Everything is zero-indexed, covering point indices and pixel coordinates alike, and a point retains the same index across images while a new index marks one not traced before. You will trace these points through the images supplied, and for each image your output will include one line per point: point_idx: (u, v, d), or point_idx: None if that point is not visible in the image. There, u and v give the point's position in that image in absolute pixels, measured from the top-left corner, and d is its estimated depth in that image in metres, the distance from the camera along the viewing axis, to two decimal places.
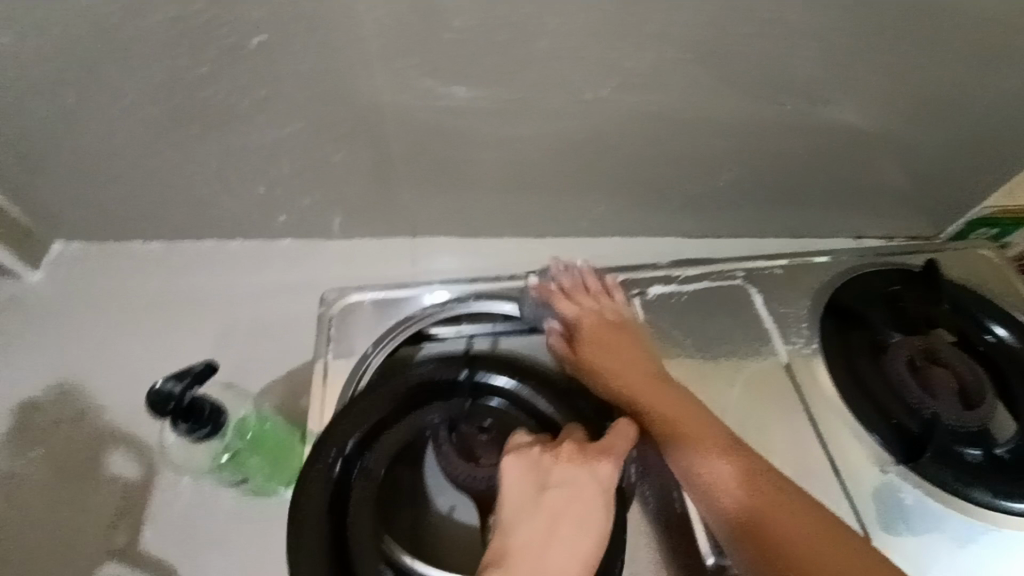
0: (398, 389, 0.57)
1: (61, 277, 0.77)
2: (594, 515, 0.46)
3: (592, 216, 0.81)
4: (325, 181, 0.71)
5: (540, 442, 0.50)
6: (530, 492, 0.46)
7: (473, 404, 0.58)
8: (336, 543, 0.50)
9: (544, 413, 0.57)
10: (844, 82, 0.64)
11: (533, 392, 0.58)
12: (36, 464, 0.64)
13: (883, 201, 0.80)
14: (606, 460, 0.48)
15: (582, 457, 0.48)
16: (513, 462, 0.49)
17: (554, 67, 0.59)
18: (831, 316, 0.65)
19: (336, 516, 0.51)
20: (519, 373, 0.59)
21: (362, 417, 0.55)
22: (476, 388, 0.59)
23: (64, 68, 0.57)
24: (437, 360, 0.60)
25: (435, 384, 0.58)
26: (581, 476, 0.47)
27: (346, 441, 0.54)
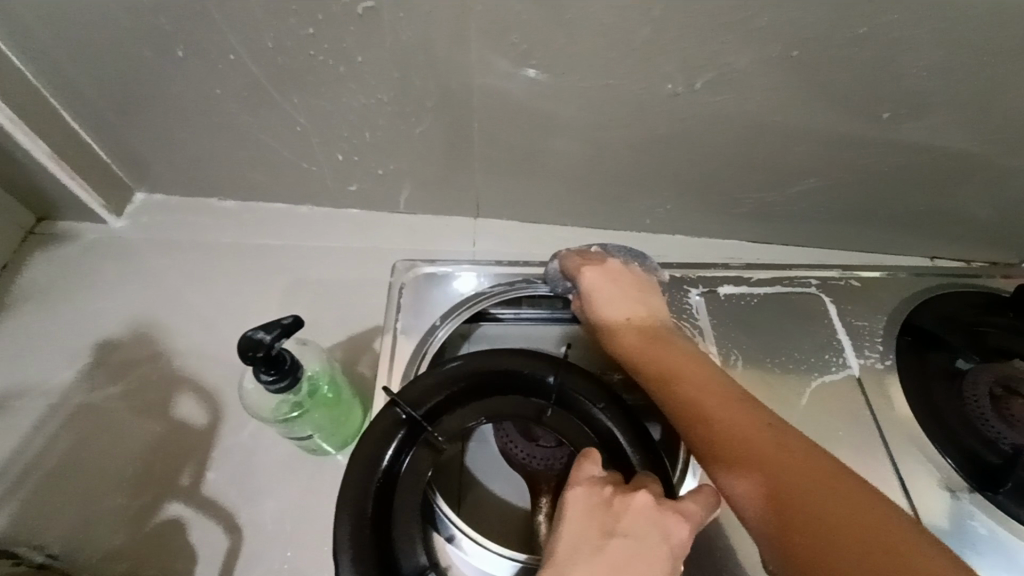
0: (471, 377, 0.55)
1: (142, 225, 0.81)
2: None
3: (657, 214, 0.80)
4: (401, 152, 0.72)
5: (613, 482, 0.45)
6: (595, 534, 0.40)
7: (554, 413, 0.54)
8: (376, 528, 0.47)
9: (618, 443, 0.52)
10: (966, 98, 0.59)
11: (612, 420, 0.53)
12: (110, 398, 0.67)
13: (968, 225, 0.77)
14: (684, 519, 0.42)
15: (660, 509, 0.42)
16: (576, 490, 0.44)
17: (654, 56, 0.58)
18: (910, 334, 0.62)
19: (380, 498, 0.49)
20: (602, 398, 0.54)
21: (438, 390, 0.54)
22: (558, 396, 0.55)
23: (174, 20, 0.58)
24: (530, 353, 0.57)
25: (519, 379, 0.56)
26: (654, 529, 0.41)
27: (421, 404, 0.53)
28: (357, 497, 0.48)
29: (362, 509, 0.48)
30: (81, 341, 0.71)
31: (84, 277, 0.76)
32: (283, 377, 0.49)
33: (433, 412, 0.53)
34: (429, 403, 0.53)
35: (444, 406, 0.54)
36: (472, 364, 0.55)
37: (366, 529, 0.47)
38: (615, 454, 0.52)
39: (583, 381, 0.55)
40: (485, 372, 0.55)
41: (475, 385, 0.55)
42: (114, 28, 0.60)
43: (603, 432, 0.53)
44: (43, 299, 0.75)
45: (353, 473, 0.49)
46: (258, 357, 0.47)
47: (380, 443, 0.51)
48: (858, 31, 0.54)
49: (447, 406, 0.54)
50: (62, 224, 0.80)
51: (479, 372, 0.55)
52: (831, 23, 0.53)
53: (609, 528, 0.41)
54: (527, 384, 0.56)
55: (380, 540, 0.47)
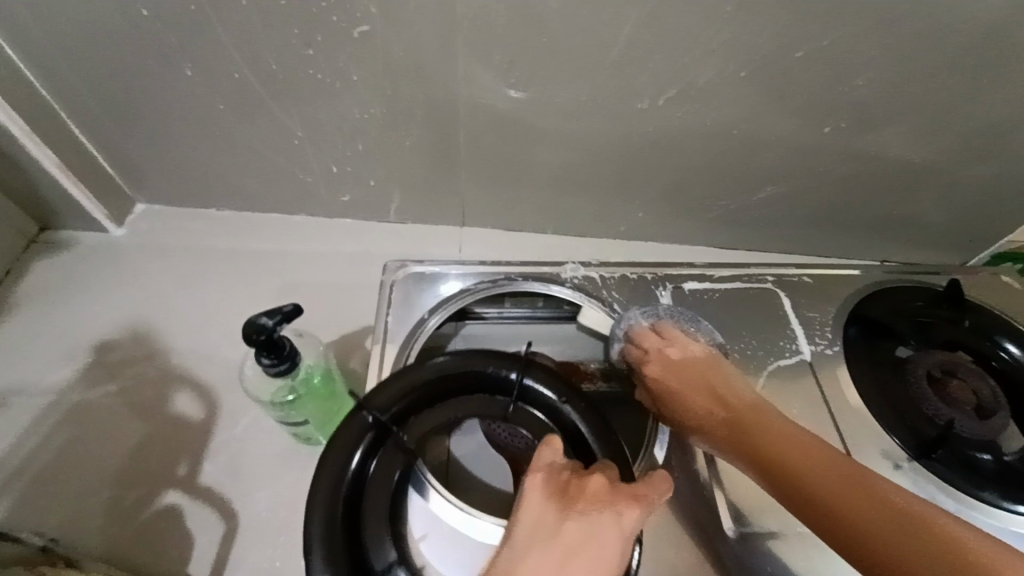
0: (437, 377, 0.58)
1: (141, 233, 0.84)
2: (609, 557, 0.43)
3: (631, 221, 0.86)
4: (393, 162, 0.78)
5: (571, 469, 0.48)
6: (548, 520, 0.44)
7: (517, 408, 0.58)
8: (347, 535, 0.50)
9: (583, 436, 0.56)
10: (895, 111, 0.68)
11: (578, 416, 0.56)
12: (109, 395, 0.70)
13: (913, 229, 0.84)
14: (638, 502, 0.46)
15: (613, 494, 0.46)
16: (536, 477, 0.47)
17: (622, 73, 0.65)
18: (857, 325, 0.68)
19: (351, 500, 0.52)
20: (567, 395, 0.57)
21: (403, 391, 0.56)
22: (522, 392, 0.58)
23: (185, 39, 0.64)
24: (492, 353, 0.60)
25: (484, 377, 0.59)
26: (606, 513, 0.45)
27: (388, 406, 0.55)
28: (327, 507, 0.50)
29: (335, 516, 0.50)
30: (80, 342, 0.74)
31: (84, 282, 0.79)
32: (282, 361, 0.53)
33: (400, 412, 0.56)
34: (396, 407, 0.56)
35: (412, 408, 0.57)
36: (436, 365, 0.58)
37: (337, 536, 0.50)
38: (580, 447, 0.56)
39: (545, 377, 0.58)
40: (451, 372, 0.58)
41: (441, 384, 0.58)
42: (128, 46, 0.65)
43: (568, 425, 0.57)
44: (42, 303, 0.77)
45: (325, 479, 0.51)
46: (261, 340, 0.51)
47: (347, 452, 0.52)
48: (796, 53, 0.62)
49: (415, 408, 0.57)
50: (62, 233, 0.84)
51: (444, 373, 0.58)
52: (772, 46, 0.61)
53: (562, 513, 0.45)
54: (494, 382, 0.59)
55: (352, 539, 0.51)
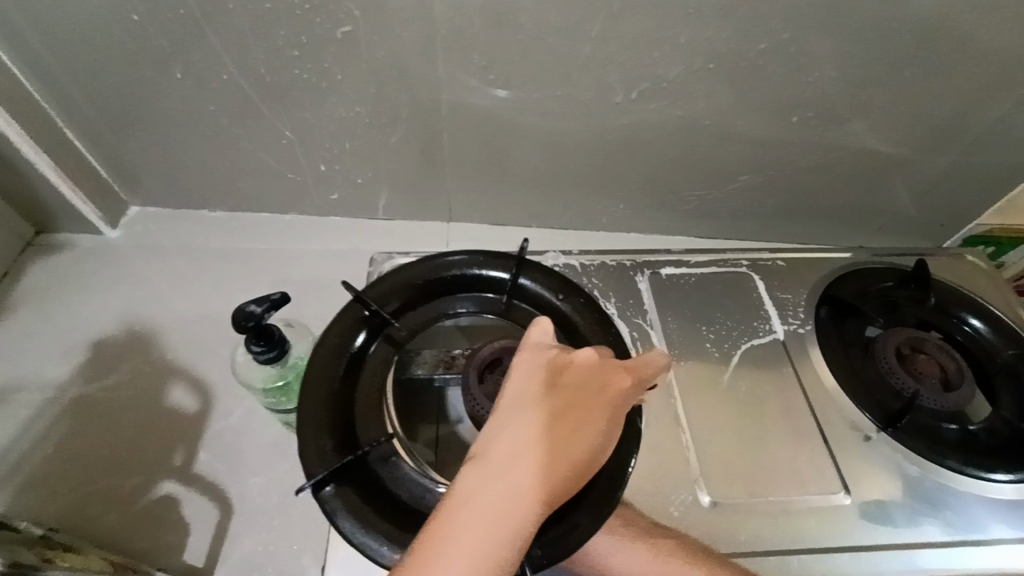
0: (433, 278, 0.64)
1: (135, 235, 0.86)
2: (595, 421, 0.48)
3: (612, 214, 0.88)
4: (379, 160, 0.80)
5: (558, 347, 0.53)
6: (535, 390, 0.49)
7: (512, 304, 0.64)
8: (339, 405, 0.57)
9: (572, 325, 0.62)
10: (858, 100, 0.70)
11: (570, 308, 0.63)
12: (106, 390, 0.72)
13: (885, 215, 0.87)
14: (627, 376, 0.51)
15: (600, 365, 0.51)
16: (526, 354, 0.52)
17: (596, 69, 0.67)
18: (828, 305, 0.70)
19: (345, 380, 0.58)
20: (564, 292, 0.64)
21: (399, 288, 0.63)
22: (516, 290, 0.64)
23: (175, 43, 0.66)
24: (491, 255, 0.66)
25: (480, 280, 0.65)
26: (591, 383, 0.50)
27: (386, 301, 0.63)
28: (322, 383, 0.57)
29: (328, 391, 0.56)
30: (77, 340, 0.76)
31: (79, 282, 0.81)
32: (270, 348, 0.55)
33: (399, 308, 0.63)
34: (392, 303, 0.63)
35: (406, 305, 0.64)
36: (434, 265, 0.65)
37: (329, 410, 0.56)
38: (576, 337, 0.62)
39: (538, 276, 0.65)
40: (447, 276, 0.65)
41: (438, 285, 0.65)
42: (121, 51, 0.67)
43: (562, 318, 0.63)
44: (38, 304, 0.79)
45: (326, 347, 0.59)
46: (250, 326, 0.53)
47: (347, 334, 0.60)
48: (761, 45, 0.64)
49: (409, 306, 0.64)
50: (58, 236, 0.86)
51: (439, 274, 0.64)
52: (739, 39, 0.64)
53: (553, 381, 0.49)
54: (490, 282, 0.65)
55: (342, 418, 0.56)
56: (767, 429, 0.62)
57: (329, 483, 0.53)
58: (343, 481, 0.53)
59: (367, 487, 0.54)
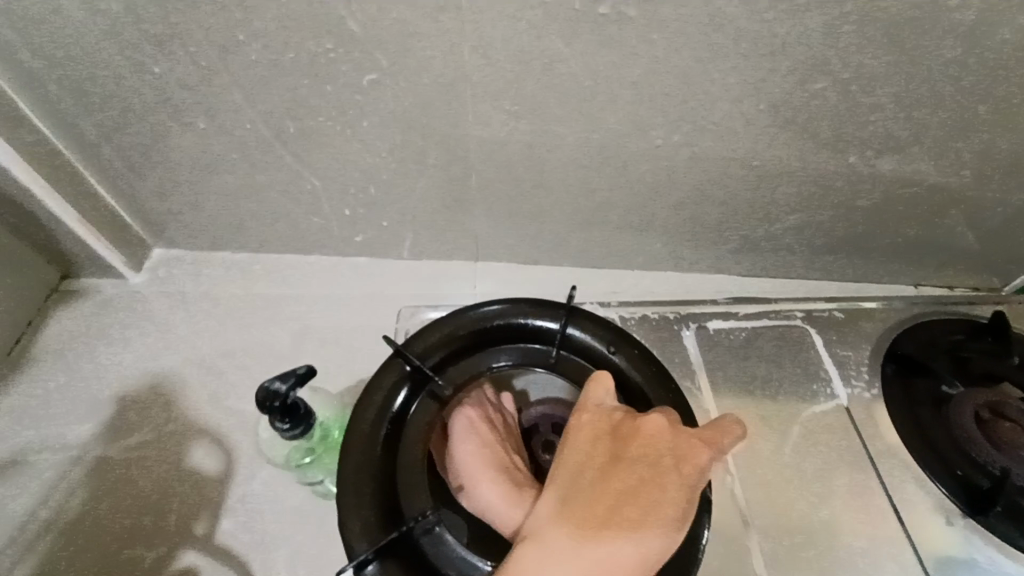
0: (477, 329, 0.61)
1: (159, 280, 0.84)
2: (668, 500, 0.45)
3: (649, 253, 0.83)
4: (404, 203, 0.77)
5: (622, 411, 0.51)
6: (599, 463, 0.47)
7: (563, 357, 0.60)
8: (382, 474, 0.54)
9: (636, 383, 0.58)
10: (921, 137, 0.65)
11: (627, 362, 0.59)
12: (129, 450, 0.70)
13: (946, 254, 0.80)
14: (702, 448, 0.48)
15: (672, 434, 0.48)
16: (588, 416, 0.50)
17: (635, 111, 0.63)
18: (894, 363, 0.65)
19: (387, 446, 0.55)
20: (616, 344, 0.60)
21: (442, 341, 0.60)
22: (567, 341, 0.60)
23: (198, 93, 0.64)
24: (539, 302, 0.62)
25: (528, 330, 0.61)
26: (664, 455, 0.47)
27: (429, 356, 0.59)
28: (362, 450, 0.54)
29: (370, 459, 0.54)
30: (101, 395, 0.74)
31: (103, 331, 0.80)
32: (296, 424, 0.54)
33: (442, 363, 0.59)
34: (434, 357, 0.59)
35: (449, 359, 0.60)
36: (477, 315, 0.61)
37: (371, 479, 0.54)
38: (633, 394, 0.58)
39: (590, 326, 0.61)
40: (494, 326, 0.61)
41: (482, 336, 0.61)
42: (145, 102, 0.66)
43: (614, 371, 0.59)
44: (63, 357, 0.78)
45: (368, 411, 0.56)
46: (275, 406, 0.52)
47: (387, 394, 0.57)
48: (816, 86, 0.60)
49: (452, 359, 0.60)
50: (82, 282, 0.84)
51: (482, 325, 0.61)
52: (790, 79, 0.59)
53: (617, 451, 0.48)
54: (536, 333, 0.61)
55: (385, 489, 0.54)
56: (833, 506, 0.58)
57: (373, 561, 0.51)
58: (387, 558, 0.51)
59: (413, 564, 0.52)
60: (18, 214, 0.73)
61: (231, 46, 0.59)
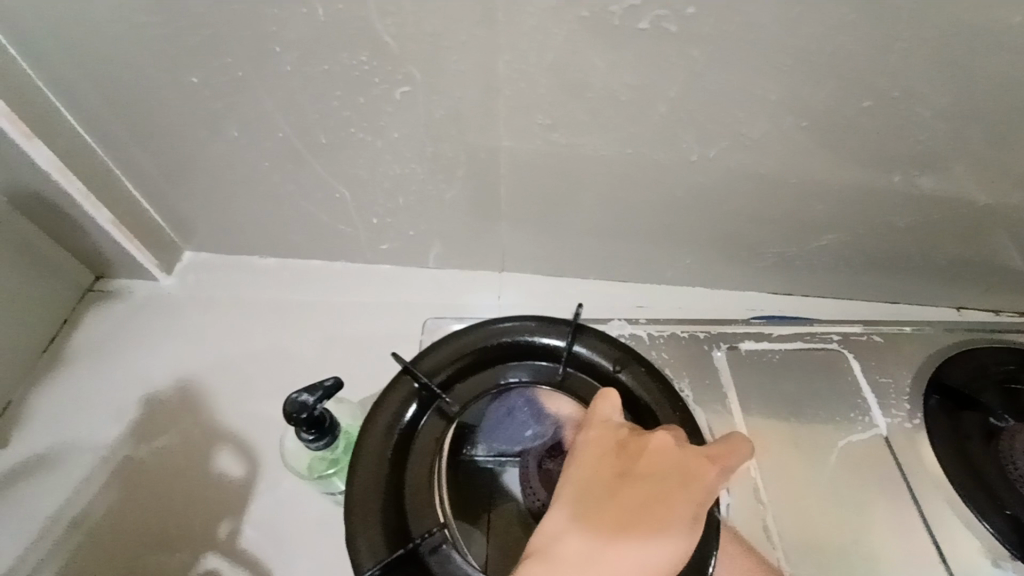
0: (484, 347, 0.60)
1: (188, 283, 0.86)
2: (677, 519, 0.44)
3: (678, 267, 0.81)
4: (431, 213, 0.76)
5: (628, 427, 0.50)
6: (606, 482, 0.46)
7: (569, 374, 0.59)
8: (390, 491, 0.53)
9: (646, 403, 0.57)
10: (973, 157, 0.62)
11: (633, 380, 0.58)
12: (157, 451, 0.71)
13: (993, 276, 0.77)
14: (712, 466, 0.46)
15: (680, 452, 0.47)
16: (593, 433, 0.49)
17: (670, 127, 0.62)
18: (938, 394, 0.62)
19: (396, 462, 0.55)
20: (622, 362, 0.59)
21: (449, 358, 0.59)
22: (573, 359, 0.60)
23: (233, 104, 0.65)
24: (545, 320, 0.62)
25: (535, 348, 0.61)
26: (672, 473, 0.46)
27: (436, 372, 0.59)
28: (372, 466, 0.54)
29: (379, 474, 0.53)
30: (130, 395, 0.76)
31: (135, 332, 0.81)
32: (322, 435, 0.54)
33: (450, 380, 0.59)
34: (442, 374, 0.59)
35: (457, 376, 0.59)
36: (485, 332, 0.61)
37: (380, 495, 0.53)
38: (641, 411, 0.57)
39: (597, 344, 0.60)
40: (502, 344, 0.60)
41: (490, 353, 0.60)
42: (181, 111, 0.67)
43: (622, 390, 0.58)
44: (96, 356, 0.79)
45: (377, 428, 0.55)
46: (303, 417, 0.52)
47: (397, 410, 0.57)
48: (861, 103, 0.58)
49: (460, 375, 0.59)
50: (115, 283, 0.86)
51: (490, 342, 0.60)
52: (833, 98, 0.57)
53: (624, 469, 0.46)
54: (544, 350, 0.60)
55: (392, 505, 0.53)
56: (869, 542, 0.55)
57: None
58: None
59: None
60: (59, 218, 0.76)
61: (266, 58, 0.60)
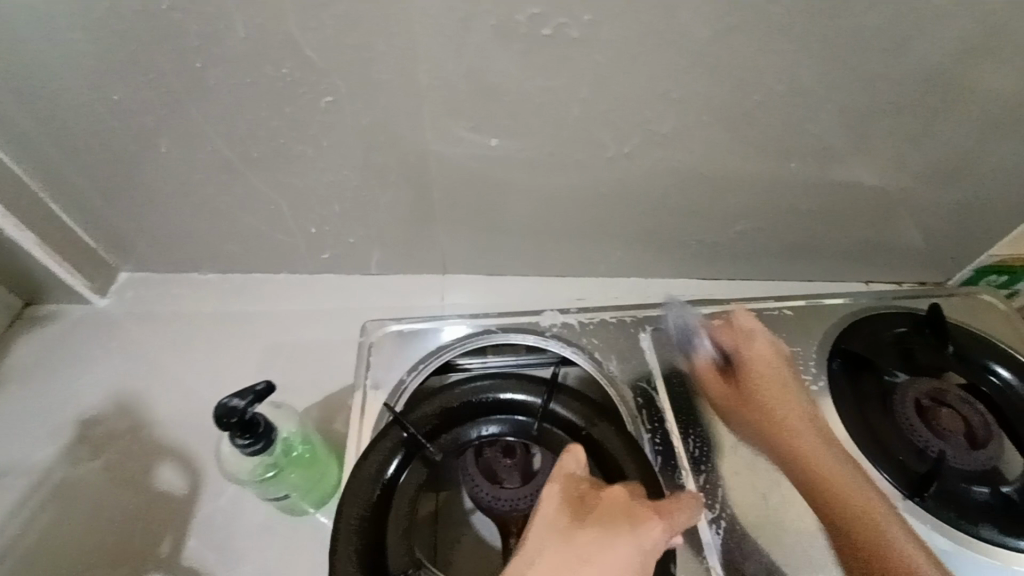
0: (467, 400, 0.61)
1: (125, 302, 0.84)
2: (622, 569, 0.47)
3: (611, 259, 0.86)
4: (369, 219, 0.78)
5: (590, 482, 0.52)
6: (561, 534, 0.48)
7: (545, 429, 0.61)
8: (371, 533, 0.54)
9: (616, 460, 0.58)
10: (857, 143, 0.69)
11: (605, 437, 0.59)
12: (93, 473, 0.69)
13: (892, 254, 0.84)
14: (659, 519, 0.50)
15: (630, 507, 0.50)
16: (554, 486, 0.51)
17: (586, 125, 0.66)
18: (840, 358, 0.69)
19: (378, 508, 0.55)
20: (592, 419, 0.60)
21: (437, 411, 0.60)
22: (549, 416, 0.61)
23: (161, 119, 0.65)
24: (525, 378, 0.63)
25: (514, 405, 0.62)
26: (621, 528, 0.49)
27: (423, 424, 0.60)
28: (359, 507, 0.55)
29: (360, 518, 0.54)
30: (64, 419, 0.74)
31: (68, 355, 0.79)
32: (256, 440, 0.55)
33: (434, 432, 0.60)
34: (427, 425, 0.60)
35: (441, 428, 0.60)
36: (471, 387, 0.62)
37: (365, 534, 0.54)
38: (609, 468, 0.58)
39: (574, 403, 0.61)
40: (483, 397, 0.61)
41: (473, 408, 0.61)
42: (106, 127, 0.67)
43: (591, 446, 0.60)
44: (26, 381, 0.77)
45: (363, 476, 0.56)
46: (233, 421, 0.53)
47: (383, 459, 0.58)
48: (753, 97, 0.63)
49: (444, 427, 0.60)
50: (47, 307, 0.84)
51: (473, 397, 0.61)
52: (728, 94, 0.63)
53: (579, 519, 0.49)
54: (521, 406, 0.62)
55: (370, 546, 0.54)
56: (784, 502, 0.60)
57: None
58: None
59: None
60: None
61: (190, 73, 0.61)
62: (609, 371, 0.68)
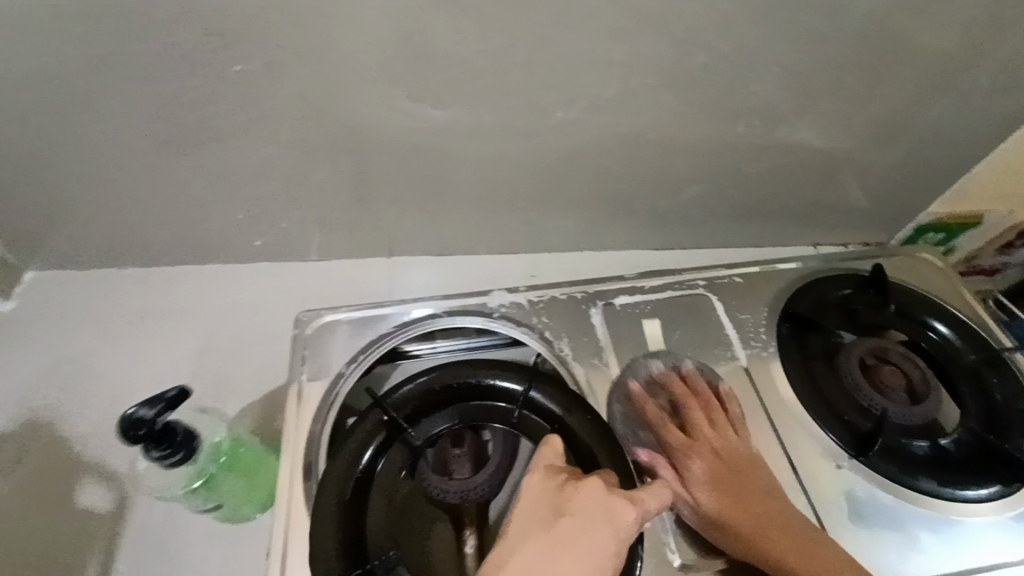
0: (445, 385, 0.58)
1: (33, 305, 0.76)
2: (595, 556, 0.45)
3: (564, 232, 0.83)
4: (304, 200, 0.72)
5: (570, 472, 0.51)
6: (535, 522, 0.47)
7: (522, 415, 0.58)
8: (348, 520, 0.52)
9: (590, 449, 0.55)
10: (804, 104, 0.68)
11: (579, 428, 0.56)
12: (3, 496, 0.63)
13: (838, 215, 0.85)
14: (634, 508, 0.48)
15: (607, 494, 0.48)
16: (531, 476, 0.50)
17: (528, 92, 0.62)
18: (788, 322, 0.69)
19: (358, 492, 0.54)
20: (568, 407, 0.57)
21: (419, 394, 0.58)
22: (528, 403, 0.58)
23: (45, 97, 0.57)
24: (503, 365, 0.59)
25: (491, 391, 0.59)
26: (597, 515, 0.47)
27: (404, 406, 0.57)
28: (338, 489, 0.53)
29: (338, 502, 0.52)
30: None
31: None
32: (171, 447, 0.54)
33: (414, 414, 0.57)
34: (410, 407, 0.57)
35: (423, 411, 0.58)
36: (454, 369, 0.59)
37: (344, 519, 0.52)
38: (583, 455, 0.56)
39: (556, 391, 0.58)
40: (461, 380, 0.58)
41: (455, 391, 0.58)
42: None
43: (567, 436, 0.57)
44: None
45: (341, 460, 0.54)
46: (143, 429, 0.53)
47: (361, 444, 0.55)
48: (699, 59, 0.61)
49: (427, 408, 0.58)
50: None
51: (456, 379, 0.58)
52: (675, 55, 0.60)
53: (555, 508, 0.48)
54: (500, 392, 0.59)
55: (348, 533, 0.52)
56: None
57: None
58: None
59: None
60: None
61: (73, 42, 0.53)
62: (562, 349, 0.65)
